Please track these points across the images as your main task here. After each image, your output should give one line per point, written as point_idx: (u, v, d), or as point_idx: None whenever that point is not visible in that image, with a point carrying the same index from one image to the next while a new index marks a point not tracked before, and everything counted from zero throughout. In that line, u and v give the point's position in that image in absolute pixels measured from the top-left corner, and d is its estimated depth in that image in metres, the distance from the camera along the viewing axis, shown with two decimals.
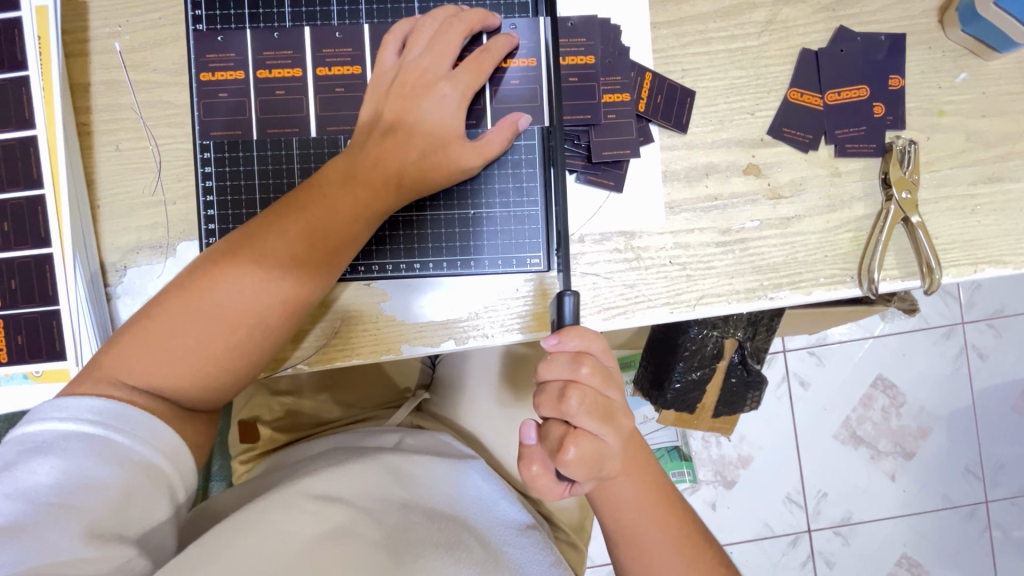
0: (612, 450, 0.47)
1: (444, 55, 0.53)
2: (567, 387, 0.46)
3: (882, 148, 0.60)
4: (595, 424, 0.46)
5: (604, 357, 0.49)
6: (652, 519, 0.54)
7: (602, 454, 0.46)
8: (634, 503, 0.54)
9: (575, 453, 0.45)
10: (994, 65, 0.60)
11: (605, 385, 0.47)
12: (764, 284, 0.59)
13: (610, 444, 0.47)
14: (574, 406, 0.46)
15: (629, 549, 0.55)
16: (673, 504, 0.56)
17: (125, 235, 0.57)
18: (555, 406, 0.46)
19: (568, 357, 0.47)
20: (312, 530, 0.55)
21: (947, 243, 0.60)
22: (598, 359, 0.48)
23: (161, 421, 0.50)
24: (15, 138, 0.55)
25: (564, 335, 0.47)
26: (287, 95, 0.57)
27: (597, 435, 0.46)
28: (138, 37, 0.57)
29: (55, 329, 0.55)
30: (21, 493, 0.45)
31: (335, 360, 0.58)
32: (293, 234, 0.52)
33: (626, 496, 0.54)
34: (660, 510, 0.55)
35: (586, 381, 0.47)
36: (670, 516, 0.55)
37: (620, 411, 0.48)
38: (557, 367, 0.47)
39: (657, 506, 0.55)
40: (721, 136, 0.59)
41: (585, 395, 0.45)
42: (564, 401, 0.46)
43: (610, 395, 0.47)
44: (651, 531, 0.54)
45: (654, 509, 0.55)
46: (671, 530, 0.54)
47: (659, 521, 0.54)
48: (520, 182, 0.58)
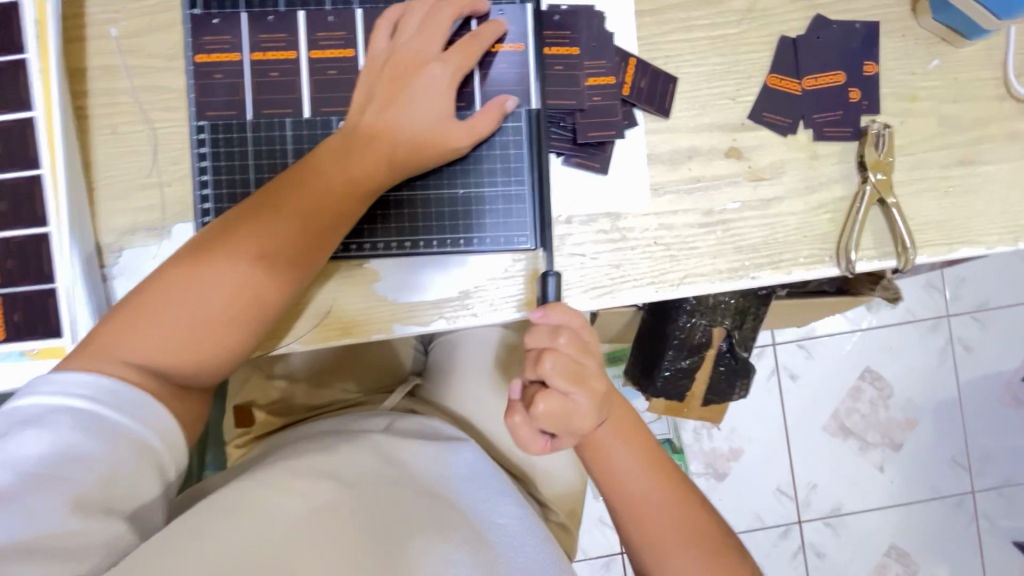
0: (582, 409, 0.49)
1: (434, 38, 0.55)
2: (542, 354, 0.48)
3: (858, 131, 0.62)
4: (566, 385, 0.47)
5: (583, 331, 0.50)
6: (641, 475, 0.59)
7: (572, 413, 0.48)
8: (624, 460, 0.59)
9: (544, 407, 0.47)
10: (965, 52, 0.62)
11: (580, 353, 0.49)
12: (745, 264, 0.61)
13: (580, 404, 0.48)
14: (548, 369, 0.47)
15: (622, 504, 0.59)
16: (661, 465, 0.60)
17: (120, 217, 0.58)
18: (531, 370, 0.48)
19: (548, 328, 0.49)
20: (303, 508, 0.56)
21: (922, 224, 0.62)
22: (577, 332, 0.50)
23: (152, 398, 0.51)
24: (13, 119, 0.56)
25: (548, 309, 0.49)
26: (281, 78, 0.58)
27: (567, 395, 0.48)
28: (135, 22, 0.59)
29: (52, 306, 0.56)
30: (7, 464, 0.45)
31: (329, 340, 0.60)
32: (288, 212, 0.53)
33: (617, 452, 0.59)
34: (648, 468, 0.59)
35: (562, 348, 0.48)
36: (659, 473, 0.59)
37: (592, 375, 0.49)
38: (536, 337, 0.49)
39: (646, 464, 0.59)
40: (703, 120, 0.61)
41: (559, 359, 0.47)
42: (539, 365, 0.48)
43: (584, 361, 0.49)
44: (641, 486, 0.59)
45: (645, 466, 0.59)
46: (660, 489, 0.59)
47: (648, 478, 0.59)
48: (508, 163, 0.59)
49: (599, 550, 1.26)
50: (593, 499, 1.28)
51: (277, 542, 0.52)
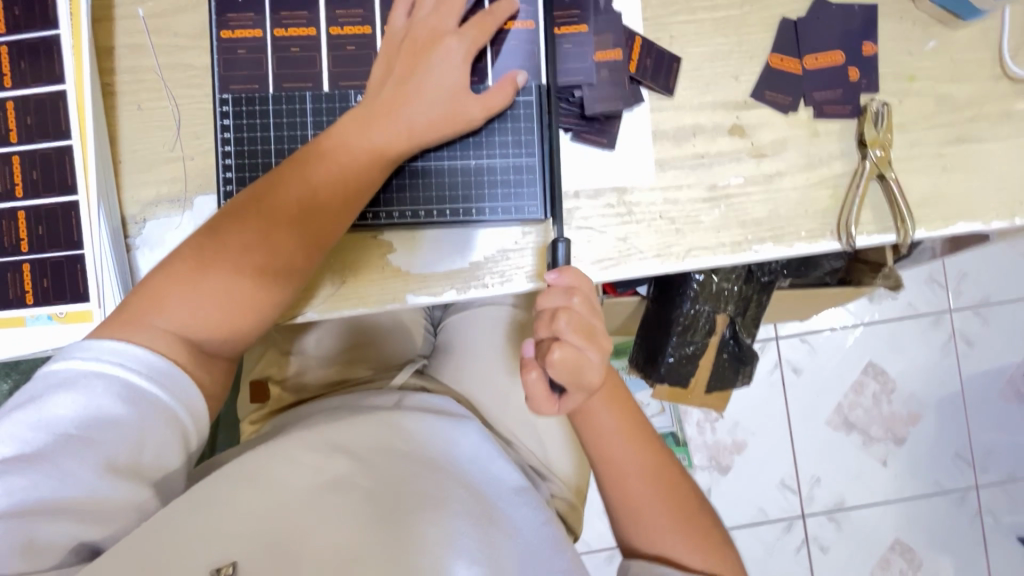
0: (593, 367, 0.51)
1: (451, 15, 0.58)
2: (558, 311, 0.50)
3: (857, 109, 0.64)
4: (580, 341, 0.50)
5: (593, 295, 0.53)
6: (631, 454, 0.60)
7: (585, 366, 0.50)
8: (614, 433, 0.60)
9: (559, 357, 0.49)
10: (960, 34, 0.64)
11: (591, 314, 0.52)
12: (748, 238, 0.63)
13: (592, 359, 0.51)
14: (563, 325, 0.50)
15: (611, 478, 0.60)
16: (649, 443, 0.61)
17: (145, 189, 0.61)
18: (547, 327, 0.50)
19: (562, 289, 0.51)
20: (316, 478, 0.57)
21: (920, 201, 0.63)
22: (589, 295, 0.52)
23: (180, 369, 0.53)
24: (45, 93, 0.58)
25: (563, 270, 0.52)
26: (301, 53, 0.60)
27: (582, 349, 0.50)
28: (161, 3, 0.61)
29: (80, 271, 0.58)
30: (45, 424, 0.48)
31: (345, 308, 0.62)
32: (313, 182, 0.56)
33: (606, 425, 0.60)
34: (634, 444, 0.60)
35: (576, 307, 0.51)
36: (646, 449, 0.60)
37: (602, 335, 0.52)
38: (552, 297, 0.51)
39: (635, 442, 0.60)
40: (707, 98, 0.63)
41: (573, 317, 0.50)
42: (555, 321, 0.50)
43: (594, 321, 0.51)
44: (631, 463, 0.60)
45: (633, 441, 0.60)
46: (648, 466, 0.60)
47: (637, 455, 0.60)
48: (519, 135, 0.61)
49: (603, 542, 1.27)
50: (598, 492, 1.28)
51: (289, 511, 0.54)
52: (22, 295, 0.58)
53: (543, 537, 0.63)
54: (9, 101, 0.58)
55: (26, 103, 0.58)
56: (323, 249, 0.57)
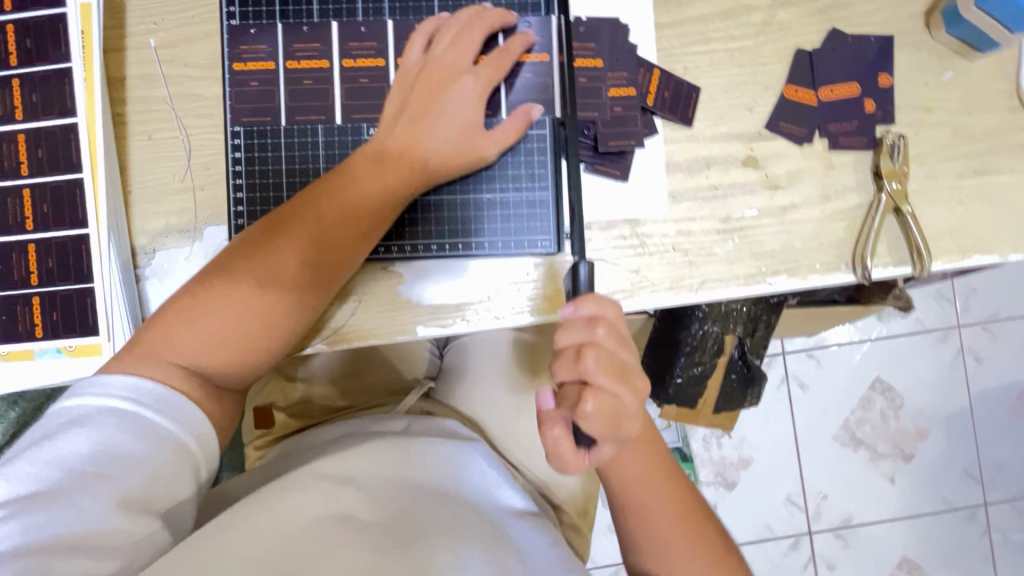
0: (628, 407, 0.50)
1: (466, 52, 0.58)
2: (583, 349, 0.49)
3: (873, 141, 0.63)
4: (611, 382, 0.49)
5: (618, 322, 0.52)
6: (653, 485, 0.59)
7: (621, 412, 0.49)
8: (640, 475, 0.59)
9: (593, 406, 0.48)
10: (977, 65, 0.63)
11: (620, 347, 0.50)
12: (762, 269, 0.62)
13: (626, 402, 0.50)
14: (590, 365, 0.48)
15: (629, 510, 0.59)
16: (667, 472, 0.60)
17: (155, 220, 0.60)
18: (573, 368, 0.49)
19: (584, 322, 0.50)
20: (330, 507, 0.57)
21: (936, 233, 0.63)
22: (614, 324, 0.51)
23: (192, 403, 0.52)
24: (56, 125, 0.58)
25: (580, 302, 0.50)
26: (315, 85, 0.60)
27: (616, 394, 0.49)
28: (172, 33, 0.61)
29: (89, 305, 0.58)
30: (56, 461, 0.46)
31: (355, 340, 0.61)
32: (324, 216, 0.55)
33: (632, 464, 0.58)
34: (658, 477, 0.59)
35: (601, 341, 0.50)
36: (670, 484, 0.59)
37: (634, 372, 0.51)
38: (574, 332, 0.50)
39: (657, 473, 0.59)
40: (721, 129, 0.63)
41: (601, 355, 0.48)
42: (581, 361, 0.49)
43: (624, 357, 0.50)
44: (652, 494, 0.58)
45: (657, 479, 0.59)
46: (666, 496, 0.59)
47: (656, 487, 0.59)
48: (532, 169, 0.61)
49: (609, 560, 1.26)
50: (602, 508, 1.27)
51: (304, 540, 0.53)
52: (31, 328, 0.58)
53: (559, 561, 0.61)
54: (19, 133, 0.58)
55: (36, 135, 0.58)
56: (334, 283, 0.57)
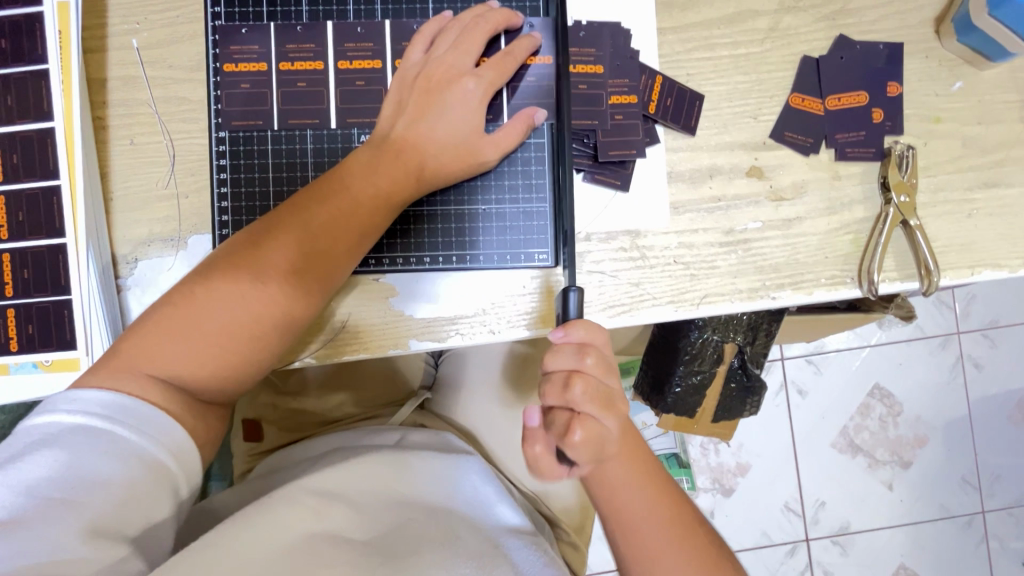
0: (611, 434, 0.49)
1: (469, 53, 0.55)
2: (571, 376, 0.47)
3: (881, 152, 0.61)
4: (598, 411, 0.47)
5: (606, 349, 0.50)
6: (641, 496, 0.56)
7: (604, 438, 0.48)
8: (628, 485, 0.56)
9: (581, 436, 0.46)
10: (988, 74, 0.62)
11: (607, 374, 0.49)
12: (765, 283, 0.60)
13: (610, 429, 0.48)
14: (579, 394, 0.47)
15: (617, 522, 0.56)
16: (659, 484, 0.57)
17: (137, 228, 0.58)
18: (560, 396, 0.47)
19: (573, 348, 0.48)
20: (314, 526, 0.55)
21: (944, 246, 0.61)
22: (602, 351, 0.49)
23: (168, 416, 0.49)
24: (33, 130, 0.55)
25: (569, 327, 0.49)
26: (308, 88, 0.58)
27: (600, 420, 0.48)
28: (156, 33, 0.59)
29: (66, 318, 0.56)
30: (22, 486, 0.44)
31: (343, 354, 0.59)
32: (316, 224, 0.53)
33: (618, 478, 0.56)
34: (650, 494, 0.56)
35: (589, 369, 0.48)
36: (660, 495, 0.57)
37: (619, 399, 0.49)
38: (563, 358, 0.48)
39: (647, 485, 0.57)
40: (724, 138, 0.61)
41: (590, 384, 0.47)
42: (569, 389, 0.47)
43: (611, 384, 0.49)
44: (640, 506, 0.56)
45: (645, 490, 0.56)
46: (657, 508, 0.56)
47: (646, 498, 0.56)
48: (529, 179, 0.59)
49: (604, 568, 1.24)
50: None
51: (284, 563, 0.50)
52: (5, 341, 0.56)
53: None
54: None
55: (12, 139, 0.56)
56: (324, 294, 0.54)
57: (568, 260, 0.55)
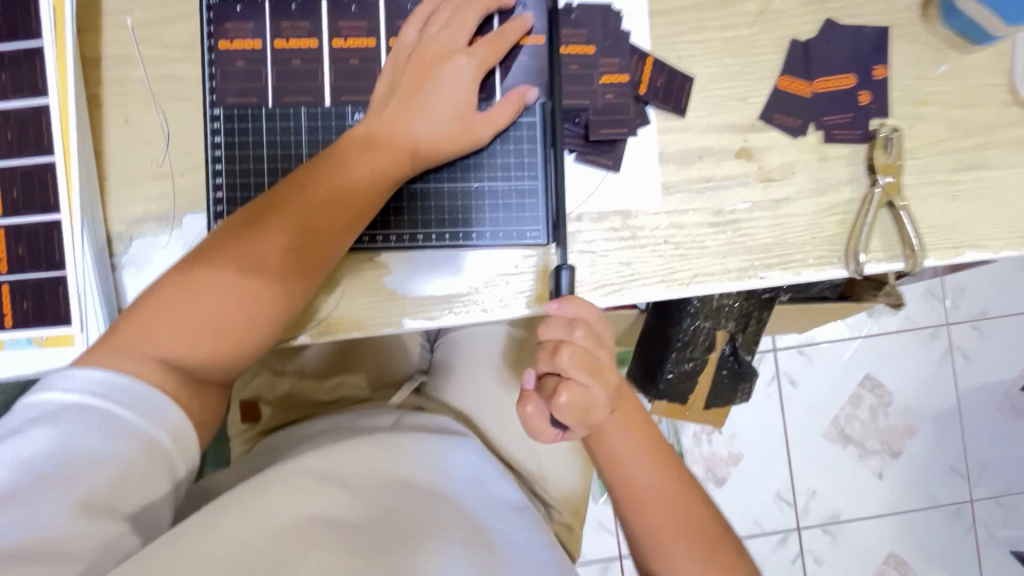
0: (599, 402, 0.50)
1: (461, 33, 0.56)
2: (559, 346, 0.49)
3: (867, 134, 0.62)
4: (586, 378, 0.49)
5: (598, 324, 0.52)
6: (647, 471, 0.59)
7: (589, 405, 0.50)
8: (634, 458, 0.59)
9: (565, 399, 0.48)
10: (973, 58, 0.63)
11: (596, 346, 0.50)
12: (754, 263, 0.61)
13: (597, 398, 0.50)
14: (565, 361, 0.49)
15: (623, 493, 0.60)
16: (666, 462, 0.60)
17: (133, 206, 0.58)
18: (549, 362, 0.49)
19: (565, 321, 0.50)
20: (312, 508, 0.54)
21: (929, 228, 0.62)
22: (593, 326, 0.51)
23: (166, 398, 0.49)
24: (27, 106, 0.56)
25: (563, 301, 0.51)
26: (302, 66, 0.58)
27: (587, 387, 0.49)
28: (150, 12, 0.59)
29: (61, 294, 0.56)
30: (19, 461, 0.44)
31: (339, 332, 0.60)
32: (314, 203, 0.54)
33: (626, 450, 0.59)
34: (654, 468, 0.59)
35: (579, 340, 0.50)
36: (665, 472, 0.59)
37: (607, 368, 0.51)
38: (553, 329, 0.50)
39: (652, 461, 0.59)
40: (714, 120, 0.62)
41: (575, 353, 0.48)
42: (557, 356, 0.49)
43: (600, 356, 0.50)
44: (645, 480, 0.59)
45: (651, 466, 0.59)
46: (661, 483, 0.59)
47: (652, 473, 0.59)
48: (522, 157, 0.60)
49: (598, 556, 1.25)
50: (592, 503, 1.27)
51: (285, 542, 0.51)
52: (1, 317, 0.56)
53: (552, 561, 0.61)
54: None
55: (5, 116, 0.56)
56: (321, 273, 0.55)
57: (563, 241, 0.57)
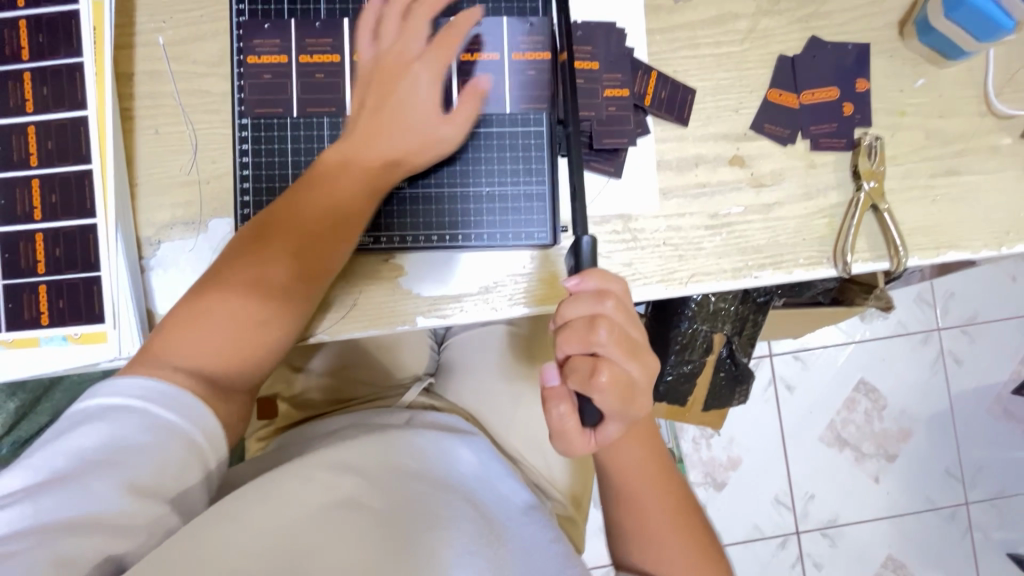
0: (639, 382, 0.50)
1: (415, 39, 0.60)
2: (594, 319, 0.49)
3: (852, 142, 0.66)
4: (623, 356, 0.49)
5: (625, 297, 0.51)
6: (646, 478, 0.60)
7: (632, 384, 0.49)
8: (637, 463, 0.60)
9: (606, 377, 0.48)
10: (948, 72, 0.67)
11: (628, 320, 0.50)
12: (748, 264, 0.65)
13: (636, 377, 0.50)
14: (603, 336, 0.48)
15: (621, 496, 0.61)
16: (665, 469, 0.61)
17: (161, 212, 0.61)
18: (585, 338, 0.48)
19: (592, 293, 0.50)
20: (329, 497, 0.54)
21: (912, 230, 0.66)
22: (621, 298, 0.51)
23: (195, 396, 0.51)
24: (66, 118, 0.59)
25: (584, 276, 0.50)
26: (324, 79, 0.62)
27: (624, 366, 0.49)
28: (181, 31, 0.63)
29: (95, 294, 0.59)
30: (67, 452, 0.46)
31: (356, 329, 0.63)
32: (327, 195, 0.57)
33: (628, 455, 0.60)
34: (653, 472, 0.61)
35: (609, 312, 0.49)
36: (662, 481, 0.61)
37: (644, 348, 0.51)
38: (583, 304, 0.49)
39: (651, 468, 0.61)
40: (709, 130, 0.66)
41: (613, 326, 0.48)
42: (593, 331, 0.48)
43: (632, 331, 0.50)
44: (643, 485, 0.60)
45: (652, 474, 0.60)
46: (659, 490, 0.60)
47: (650, 480, 0.60)
48: (529, 164, 0.64)
49: (600, 562, 1.27)
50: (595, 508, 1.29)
51: (303, 535, 0.50)
52: (37, 316, 0.59)
53: (562, 554, 0.61)
54: (29, 126, 0.59)
55: (46, 127, 0.59)
56: (341, 253, 0.58)
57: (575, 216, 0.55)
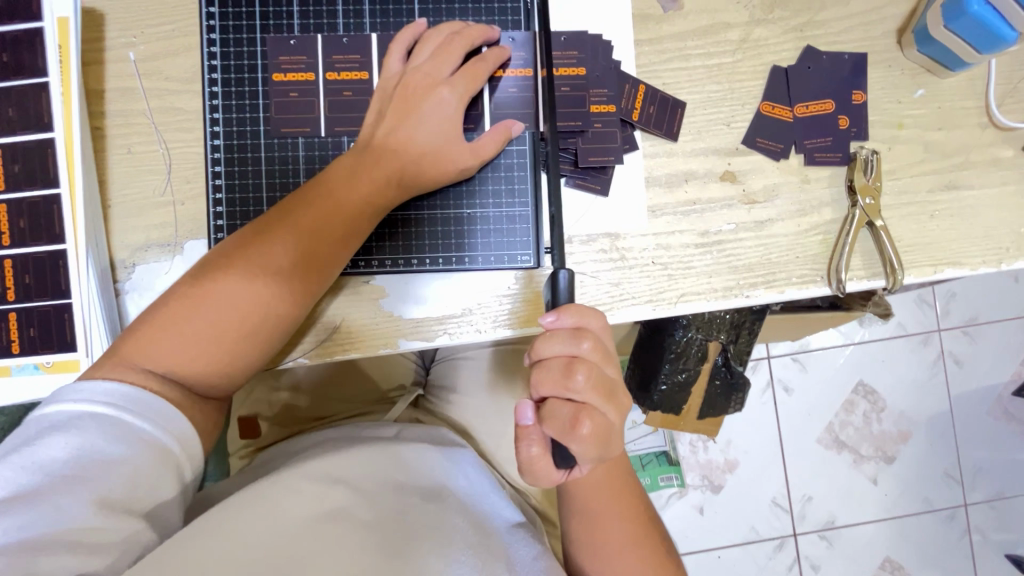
0: (615, 426, 0.49)
1: (448, 62, 0.58)
2: (572, 363, 0.47)
3: (847, 157, 0.64)
4: (600, 400, 0.47)
5: (603, 334, 0.50)
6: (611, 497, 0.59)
7: (610, 430, 0.48)
8: (600, 480, 0.59)
9: (588, 429, 0.46)
10: (948, 82, 0.65)
11: (605, 361, 0.49)
12: (740, 283, 0.63)
13: (613, 421, 0.48)
14: (581, 381, 0.47)
15: (588, 515, 0.59)
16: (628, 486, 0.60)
17: (134, 234, 0.60)
18: (563, 383, 0.47)
19: (569, 332, 0.48)
20: (315, 509, 0.53)
21: (909, 246, 0.64)
22: (598, 335, 0.49)
23: (170, 404, 0.49)
24: (34, 140, 0.58)
25: (561, 312, 0.48)
26: (299, 98, 0.61)
27: (602, 412, 0.47)
28: (152, 47, 0.61)
29: (67, 321, 0.58)
30: (34, 465, 0.44)
31: (335, 355, 0.61)
32: (334, 206, 0.55)
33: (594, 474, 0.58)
34: (620, 490, 0.60)
35: (587, 354, 0.48)
36: (628, 498, 0.60)
37: (619, 389, 0.49)
38: (558, 343, 0.48)
39: (617, 486, 0.59)
40: (699, 145, 0.64)
41: (592, 372, 0.47)
42: (570, 377, 0.47)
43: (610, 372, 0.49)
44: (609, 504, 0.59)
45: (618, 491, 0.59)
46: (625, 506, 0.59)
47: (618, 497, 0.59)
48: (512, 185, 0.62)
49: None
50: None
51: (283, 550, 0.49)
52: (7, 343, 0.58)
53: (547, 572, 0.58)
54: None
55: (14, 149, 0.58)
56: (333, 271, 0.56)
57: (557, 246, 0.52)
